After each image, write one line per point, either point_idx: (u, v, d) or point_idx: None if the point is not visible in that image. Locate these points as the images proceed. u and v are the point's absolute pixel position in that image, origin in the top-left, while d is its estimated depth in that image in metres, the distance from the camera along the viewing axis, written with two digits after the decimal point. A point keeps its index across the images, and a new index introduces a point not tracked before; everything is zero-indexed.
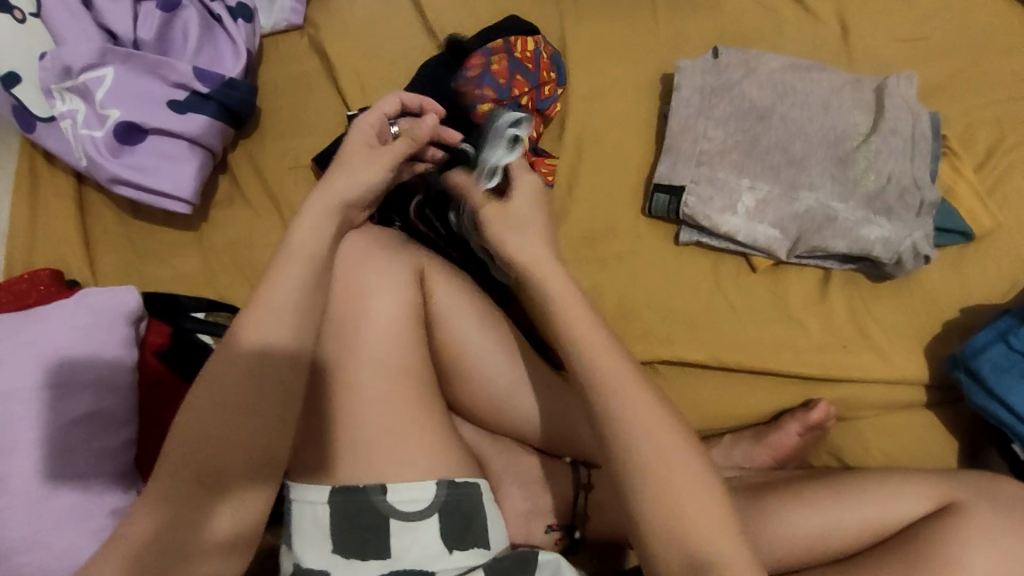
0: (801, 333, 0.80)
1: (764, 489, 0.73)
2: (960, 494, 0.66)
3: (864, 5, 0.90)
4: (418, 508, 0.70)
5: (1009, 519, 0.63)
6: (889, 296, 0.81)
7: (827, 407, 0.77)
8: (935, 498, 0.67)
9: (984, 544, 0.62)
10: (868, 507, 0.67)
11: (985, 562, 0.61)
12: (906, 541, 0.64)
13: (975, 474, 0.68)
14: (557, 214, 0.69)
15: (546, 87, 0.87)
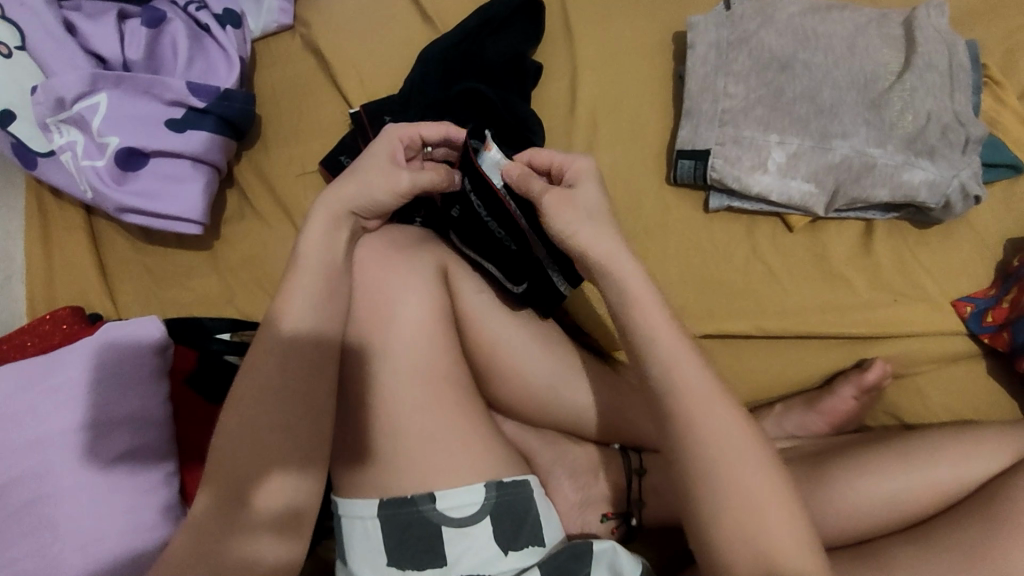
0: (847, 289, 0.77)
1: (824, 458, 0.69)
2: None
3: None
4: (468, 513, 0.68)
5: None
6: (940, 241, 0.77)
7: (884, 366, 0.73)
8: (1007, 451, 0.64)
9: None
10: (939, 470, 0.64)
11: None
12: (987, 497, 0.60)
13: None
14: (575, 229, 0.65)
15: None
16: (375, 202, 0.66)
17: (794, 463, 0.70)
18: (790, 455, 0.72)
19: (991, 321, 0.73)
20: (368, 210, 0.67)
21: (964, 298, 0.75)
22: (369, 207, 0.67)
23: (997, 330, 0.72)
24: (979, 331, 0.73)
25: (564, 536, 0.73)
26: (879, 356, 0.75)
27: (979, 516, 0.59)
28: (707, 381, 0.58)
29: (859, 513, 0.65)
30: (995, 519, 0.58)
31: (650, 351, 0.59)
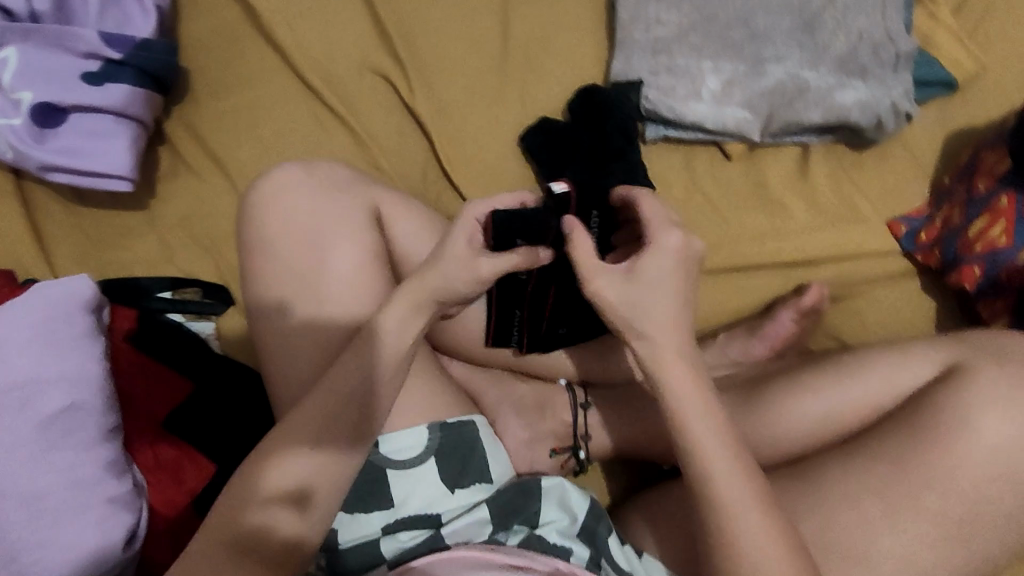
0: (784, 214, 0.76)
1: (761, 383, 0.70)
2: (962, 353, 0.62)
3: None
4: (413, 454, 0.68)
5: (1015, 370, 0.59)
6: (876, 163, 0.77)
7: (820, 288, 0.73)
8: (935, 358, 0.64)
9: (994, 397, 0.58)
10: (866, 386, 0.65)
11: (994, 416, 0.57)
12: (916, 408, 0.61)
13: (973, 332, 0.65)
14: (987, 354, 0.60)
15: (924, 230, 0.73)
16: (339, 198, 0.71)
17: (731, 390, 0.71)
18: (730, 381, 0.73)
19: (924, 239, 0.73)
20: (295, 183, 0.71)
21: (899, 218, 0.75)
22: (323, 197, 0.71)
23: (928, 248, 0.73)
24: (913, 249, 0.74)
25: (512, 473, 0.74)
26: (812, 280, 0.75)
27: (911, 423, 0.60)
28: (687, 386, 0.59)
29: (790, 437, 0.66)
30: (925, 426, 0.59)
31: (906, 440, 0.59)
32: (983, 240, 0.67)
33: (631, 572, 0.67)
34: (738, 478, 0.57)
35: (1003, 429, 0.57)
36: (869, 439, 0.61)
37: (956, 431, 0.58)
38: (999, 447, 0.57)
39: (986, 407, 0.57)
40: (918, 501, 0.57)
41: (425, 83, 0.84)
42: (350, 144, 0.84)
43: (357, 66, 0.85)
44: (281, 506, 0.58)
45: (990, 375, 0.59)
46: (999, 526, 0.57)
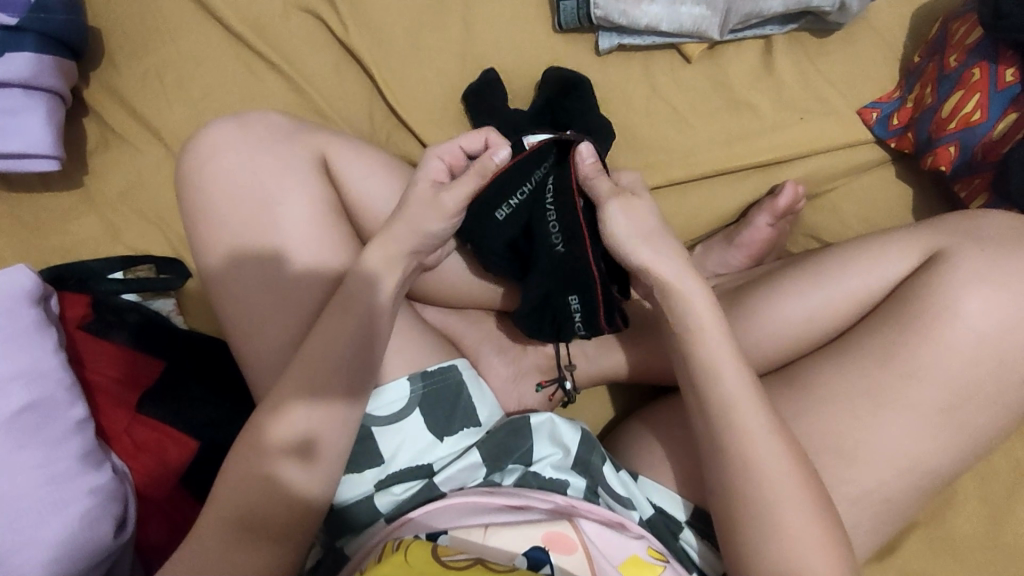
0: (751, 114, 0.73)
1: (755, 285, 0.68)
2: (941, 239, 0.60)
3: None
4: (398, 408, 0.66)
5: (996, 252, 0.58)
6: (842, 47, 0.73)
7: (794, 187, 0.71)
8: (916, 251, 0.61)
9: (977, 280, 0.56)
10: (850, 281, 0.63)
11: (978, 300, 0.56)
12: (897, 301, 0.59)
13: (950, 217, 0.63)
14: (967, 247, 0.58)
15: (895, 114, 0.70)
16: (283, 154, 0.67)
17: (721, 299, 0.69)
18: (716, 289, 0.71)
19: (897, 124, 0.70)
20: (233, 146, 0.66)
21: (870, 104, 0.72)
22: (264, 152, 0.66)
23: (902, 132, 0.70)
24: (886, 136, 0.71)
25: (501, 413, 0.73)
26: (788, 179, 0.72)
27: (891, 320, 0.59)
28: (694, 294, 0.58)
29: (781, 342, 0.64)
30: (906, 321, 0.58)
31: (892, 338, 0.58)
32: (960, 119, 0.64)
33: (629, 497, 0.67)
34: (745, 381, 0.56)
35: (987, 312, 0.56)
36: (854, 339, 0.60)
37: (938, 319, 0.57)
38: (983, 333, 0.56)
39: (967, 294, 0.56)
40: (906, 395, 0.57)
41: (358, 16, 0.77)
42: (288, 93, 0.78)
43: (281, 6, 0.78)
44: (288, 454, 0.57)
45: (971, 259, 0.57)
46: (986, 409, 0.57)
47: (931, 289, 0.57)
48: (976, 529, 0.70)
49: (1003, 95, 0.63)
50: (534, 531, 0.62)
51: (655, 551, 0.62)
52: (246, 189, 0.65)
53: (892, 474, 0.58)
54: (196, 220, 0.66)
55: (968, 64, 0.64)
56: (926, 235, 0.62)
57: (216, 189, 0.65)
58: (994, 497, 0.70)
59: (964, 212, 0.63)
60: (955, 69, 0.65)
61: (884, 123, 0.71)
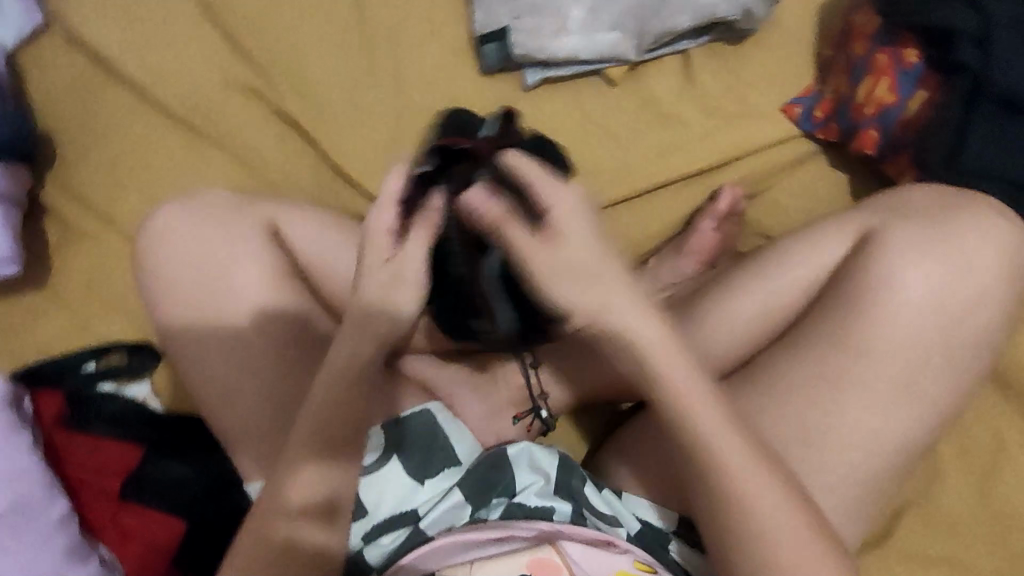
0: (680, 127, 0.75)
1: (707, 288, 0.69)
2: (868, 221, 0.62)
3: None
4: (374, 458, 0.68)
5: (919, 225, 0.59)
6: (757, 52, 0.75)
7: (734, 192, 0.73)
8: (847, 235, 0.63)
9: (907, 254, 0.58)
10: (791, 272, 0.64)
11: (912, 274, 0.57)
12: (839, 285, 0.60)
13: (875, 198, 0.64)
14: (892, 225, 0.60)
15: (817, 107, 0.73)
16: (234, 227, 0.68)
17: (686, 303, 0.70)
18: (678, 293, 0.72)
19: (820, 117, 0.72)
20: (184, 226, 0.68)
21: (792, 100, 0.74)
22: (216, 228, 0.68)
23: (825, 124, 0.72)
24: (812, 129, 0.73)
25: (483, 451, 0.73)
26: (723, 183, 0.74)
27: (835, 305, 0.60)
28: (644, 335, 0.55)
29: (726, 344, 0.65)
30: (848, 304, 0.59)
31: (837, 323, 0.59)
32: (873, 103, 0.67)
33: (614, 515, 0.67)
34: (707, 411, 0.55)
35: (922, 284, 0.57)
36: (804, 329, 0.61)
37: (877, 298, 0.58)
38: (921, 306, 0.57)
39: (900, 269, 0.57)
40: (860, 374, 0.58)
41: (295, 86, 0.80)
42: (236, 168, 0.80)
43: (219, 87, 0.81)
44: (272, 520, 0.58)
45: (899, 235, 0.59)
46: (942, 380, 0.58)
47: (864, 267, 0.59)
48: (964, 503, 0.70)
49: (908, 78, 0.65)
50: (518, 559, 0.64)
51: (643, 564, 0.63)
52: (201, 267, 0.67)
53: (863, 457, 0.58)
54: (159, 304, 0.68)
55: (876, 50, 0.67)
56: (855, 218, 0.63)
57: (174, 270, 0.67)
58: (977, 467, 0.70)
59: (887, 192, 0.64)
60: (863, 57, 0.68)
61: (807, 118, 0.73)
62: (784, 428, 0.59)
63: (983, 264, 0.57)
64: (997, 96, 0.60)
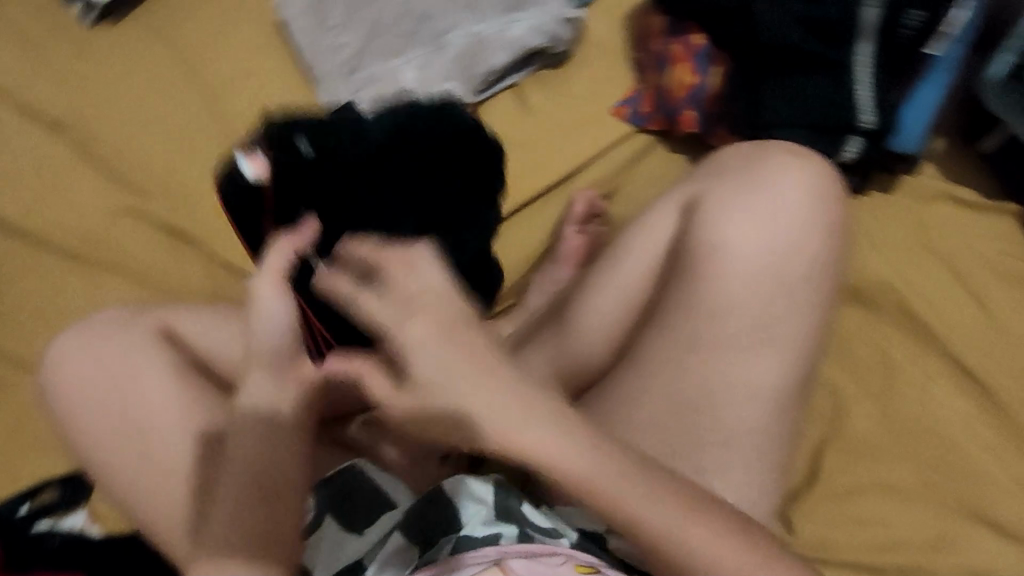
0: (529, 147, 0.80)
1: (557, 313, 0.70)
2: (693, 187, 0.65)
3: None
4: (306, 523, 0.67)
5: (732, 180, 0.63)
6: (577, 71, 0.83)
7: (588, 195, 0.77)
8: (677, 204, 0.66)
9: (727, 210, 0.61)
10: (637, 251, 0.66)
11: (736, 226, 0.61)
12: (678, 256, 0.64)
13: (699, 167, 0.68)
14: (708, 188, 0.64)
15: (641, 103, 0.80)
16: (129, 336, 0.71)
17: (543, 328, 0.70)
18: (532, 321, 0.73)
19: (646, 111, 0.79)
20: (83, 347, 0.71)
21: (618, 104, 0.81)
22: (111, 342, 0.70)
23: (652, 116, 0.79)
24: (643, 123, 0.80)
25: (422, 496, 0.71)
26: (580, 188, 0.79)
27: (679, 274, 0.63)
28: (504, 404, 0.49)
29: (598, 338, 0.66)
30: (688, 270, 0.62)
31: (687, 289, 0.62)
32: (680, 85, 0.74)
33: (554, 526, 0.65)
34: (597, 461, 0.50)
35: (747, 233, 0.61)
36: (662, 303, 0.63)
37: (712, 257, 0.61)
38: (752, 254, 0.60)
39: (725, 224, 0.61)
40: (718, 330, 0.61)
41: (174, 199, 0.85)
42: (131, 285, 0.83)
43: (102, 215, 0.85)
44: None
45: (719, 192, 0.62)
46: (789, 320, 0.62)
47: (697, 230, 0.62)
48: (871, 424, 0.73)
49: (700, 57, 0.73)
50: None
51: (584, 566, 0.62)
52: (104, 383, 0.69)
53: (750, 407, 0.61)
54: (71, 428, 0.69)
55: (667, 41, 0.75)
56: (682, 188, 0.67)
57: (79, 393, 0.69)
58: (874, 388, 0.74)
59: (707, 161, 0.69)
60: (660, 47, 0.75)
61: (638, 117, 0.80)
62: (670, 396, 0.61)
63: (798, 202, 0.61)
64: (770, 51, 0.67)
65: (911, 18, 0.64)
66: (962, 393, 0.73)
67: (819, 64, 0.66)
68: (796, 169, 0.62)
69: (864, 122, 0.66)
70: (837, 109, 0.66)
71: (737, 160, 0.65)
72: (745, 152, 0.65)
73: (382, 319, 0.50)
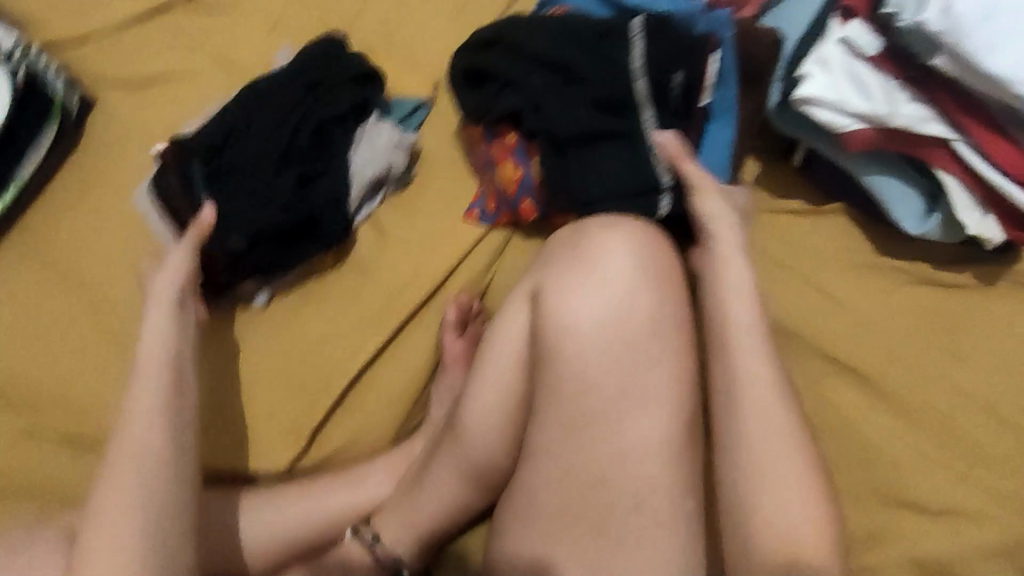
0: (396, 274, 0.85)
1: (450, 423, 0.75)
2: (534, 278, 0.68)
3: (216, 31, 0.94)
4: None
5: (564, 264, 0.66)
6: (424, 188, 0.88)
7: (457, 302, 0.83)
8: (525, 296, 0.69)
9: (566, 294, 0.65)
10: (504, 350, 0.69)
11: (578, 307, 0.64)
12: (538, 345, 0.66)
13: (540, 253, 0.72)
14: (545, 278, 0.67)
15: (488, 202, 0.85)
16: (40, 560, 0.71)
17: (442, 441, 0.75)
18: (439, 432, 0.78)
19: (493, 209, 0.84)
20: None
21: (470, 207, 0.86)
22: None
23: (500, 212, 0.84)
24: (494, 220, 0.85)
25: None
26: (449, 297, 0.84)
27: (543, 364, 0.65)
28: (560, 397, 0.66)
29: (496, 440, 0.71)
30: (549, 358, 0.65)
31: (553, 377, 0.65)
32: (510, 180, 0.80)
33: None
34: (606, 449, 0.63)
35: (589, 311, 0.64)
36: (537, 395, 0.66)
37: (565, 343, 0.64)
38: (599, 330, 0.64)
39: (567, 309, 0.64)
40: (591, 408, 0.64)
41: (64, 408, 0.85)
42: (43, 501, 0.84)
43: None
44: None
45: (556, 279, 0.66)
46: (657, 381, 0.63)
47: (546, 320, 0.65)
48: None
49: (518, 150, 0.79)
50: None
51: None
52: None
53: (644, 469, 0.63)
54: None
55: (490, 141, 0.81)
56: (526, 279, 0.70)
57: None
58: None
59: (546, 247, 0.73)
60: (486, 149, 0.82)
61: (489, 216, 0.85)
62: (569, 482, 0.65)
63: (623, 270, 0.64)
64: (570, 137, 0.73)
65: (676, 78, 0.71)
66: (852, 390, 0.75)
67: (617, 137, 0.73)
68: (617, 242, 0.66)
69: (665, 182, 0.72)
70: (639, 170, 0.72)
71: (566, 242, 0.69)
72: (569, 236, 0.69)
73: (146, 395, 0.70)
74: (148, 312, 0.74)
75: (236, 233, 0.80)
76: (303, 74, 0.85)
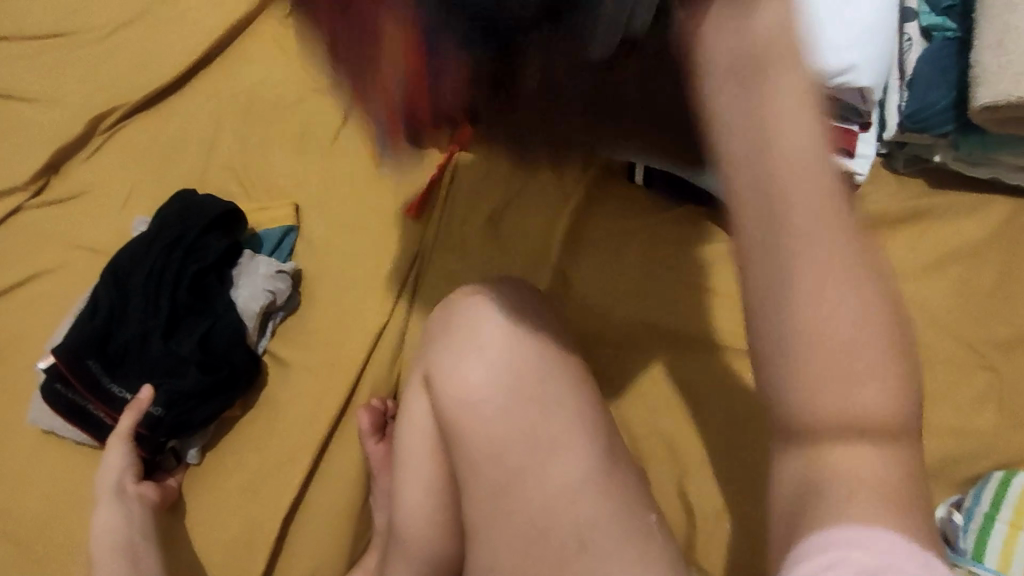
0: (305, 401, 0.85)
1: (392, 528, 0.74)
2: (422, 361, 0.72)
3: (74, 220, 0.95)
4: None
5: (440, 342, 0.71)
6: (311, 308, 0.89)
7: (368, 407, 0.82)
8: (419, 382, 0.72)
9: (451, 366, 0.68)
10: (416, 436, 0.71)
11: (465, 375, 0.67)
12: (444, 423, 0.69)
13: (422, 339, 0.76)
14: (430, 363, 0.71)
15: None
16: None
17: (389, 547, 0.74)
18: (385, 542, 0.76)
19: None
20: None
21: None
22: None
23: None
24: None
25: None
26: (362, 405, 0.84)
27: (452, 439, 0.68)
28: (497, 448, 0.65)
29: (436, 530, 0.71)
30: (454, 430, 0.67)
31: (463, 448, 0.67)
32: None
33: None
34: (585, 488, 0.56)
35: (477, 376, 0.67)
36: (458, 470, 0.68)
37: (463, 411, 0.67)
38: (490, 392, 0.66)
39: (455, 379, 0.67)
40: (506, 467, 0.65)
41: None
42: None
43: None
44: None
45: (439, 355, 0.70)
46: (557, 418, 0.66)
47: (442, 396, 0.68)
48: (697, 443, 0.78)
49: None
50: None
51: None
52: None
53: (575, 505, 0.64)
54: None
55: None
56: (417, 366, 0.73)
57: None
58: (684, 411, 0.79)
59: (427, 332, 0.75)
60: None
61: None
62: (510, 548, 0.64)
63: (495, 329, 0.68)
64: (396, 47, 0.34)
65: None
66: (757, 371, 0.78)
67: None
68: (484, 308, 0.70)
69: None
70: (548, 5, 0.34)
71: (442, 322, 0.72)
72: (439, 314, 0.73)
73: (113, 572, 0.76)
74: (97, 511, 0.79)
75: (153, 401, 0.82)
76: (161, 237, 0.85)
